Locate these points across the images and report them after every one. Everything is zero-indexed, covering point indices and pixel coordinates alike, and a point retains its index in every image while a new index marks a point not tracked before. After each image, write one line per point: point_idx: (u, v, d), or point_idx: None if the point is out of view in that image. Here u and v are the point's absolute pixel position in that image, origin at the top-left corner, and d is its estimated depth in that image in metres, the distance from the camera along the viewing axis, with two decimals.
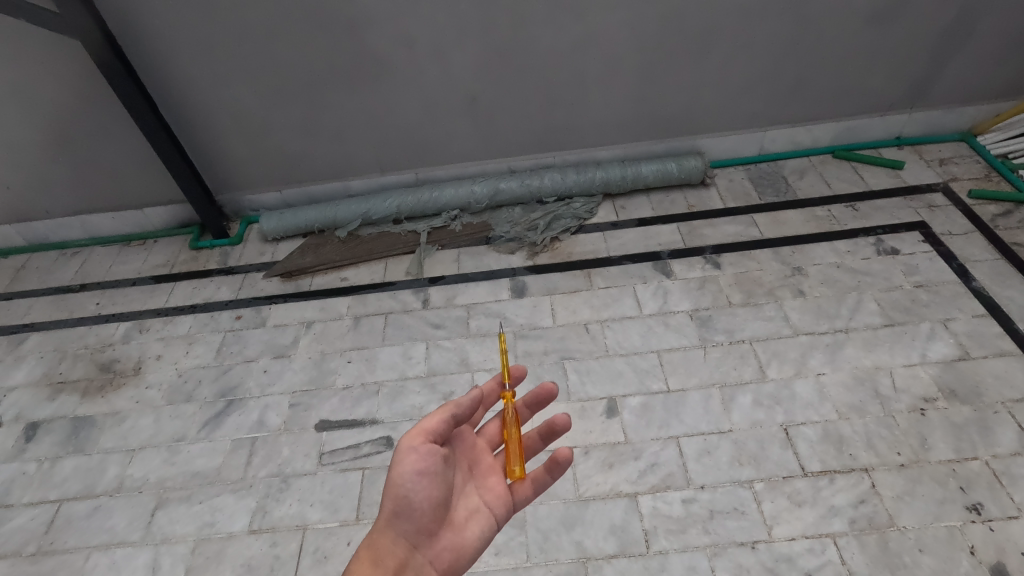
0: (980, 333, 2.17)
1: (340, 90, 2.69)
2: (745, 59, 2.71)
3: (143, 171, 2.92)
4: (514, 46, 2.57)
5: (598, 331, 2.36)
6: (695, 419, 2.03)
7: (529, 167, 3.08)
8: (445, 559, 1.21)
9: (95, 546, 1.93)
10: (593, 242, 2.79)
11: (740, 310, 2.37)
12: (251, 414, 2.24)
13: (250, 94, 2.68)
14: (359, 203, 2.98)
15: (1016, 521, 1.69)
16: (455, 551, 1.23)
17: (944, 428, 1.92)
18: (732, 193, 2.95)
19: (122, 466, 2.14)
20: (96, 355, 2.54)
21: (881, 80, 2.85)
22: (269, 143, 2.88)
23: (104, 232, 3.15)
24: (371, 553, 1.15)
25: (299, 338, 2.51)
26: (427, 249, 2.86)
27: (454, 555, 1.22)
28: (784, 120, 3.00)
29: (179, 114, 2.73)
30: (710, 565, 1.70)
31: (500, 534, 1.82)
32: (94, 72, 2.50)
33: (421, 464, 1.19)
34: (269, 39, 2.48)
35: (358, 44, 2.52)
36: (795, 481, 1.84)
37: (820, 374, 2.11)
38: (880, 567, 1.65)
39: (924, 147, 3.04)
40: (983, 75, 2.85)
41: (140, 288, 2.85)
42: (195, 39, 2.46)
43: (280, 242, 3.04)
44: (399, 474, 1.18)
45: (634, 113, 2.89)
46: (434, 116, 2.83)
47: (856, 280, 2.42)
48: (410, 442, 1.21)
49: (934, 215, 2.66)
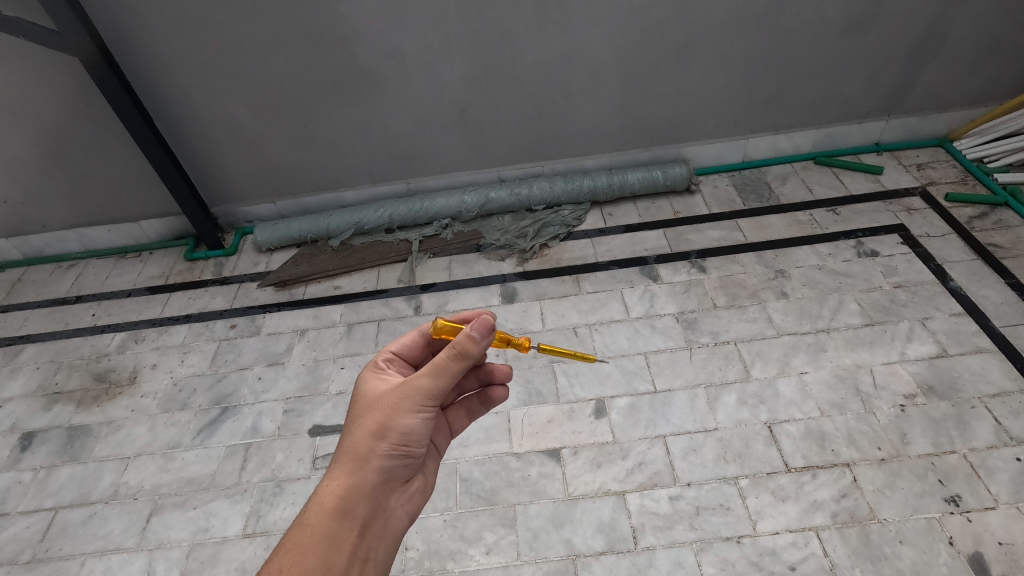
0: (957, 331, 2.23)
1: (331, 102, 2.75)
2: (724, 70, 2.79)
3: (138, 184, 2.97)
4: (500, 58, 2.64)
5: (587, 335, 2.41)
6: (682, 419, 2.08)
7: (518, 177, 3.15)
8: (410, 503, 1.21)
9: (90, 553, 1.95)
10: (581, 248, 2.85)
11: (724, 312, 2.43)
12: (245, 421, 2.27)
13: (243, 108, 2.74)
14: (352, 213, 3.03)
15: (993, 512, 1.74)
16: (420, 496, 1.24)
17: (923, 424, 1.97)
18: (716, 199, 3.03)
19: (117, 474, 2.16)
20: (92, 366, 2.57)
21: (858, 88, 2.93)
22: (262, 155, 2.94)
23: (99, 245, 3.19)
24: (340, 503, 1.04)
25: (293, 346, 2.54)
26: (419, 257, 2.92)
27: (419, 499, 1.24)
28: (765, 129, 3.09)
29: (175, 128, 2.78)
30: (696, 560, 1.73)
31: (491, 533, 1.85)
32: (90, 87, 2.55)
33: (428, 418, 1.16)
34: (260, 55, 2.55)
35: (348, 58, 2.59)
36: (779, 477, 1.88)
37: (802, 373, 2.16)
38: (861, 559, 1.68)
39: (902, 153, 3.13)
40: (958, 83, 2.94)
41: (135, 299, 2.89)
42: (189, 55, 2.52)
43: (274, 252, 3.09)
44: (402, 422, 1.13)
45: (619, 122, 2.97)
46: (424, 128, 2.89)
47: (837, 282, 2.48)
48: (423, 398, 1.14)
49: (912, 218, 2.73)
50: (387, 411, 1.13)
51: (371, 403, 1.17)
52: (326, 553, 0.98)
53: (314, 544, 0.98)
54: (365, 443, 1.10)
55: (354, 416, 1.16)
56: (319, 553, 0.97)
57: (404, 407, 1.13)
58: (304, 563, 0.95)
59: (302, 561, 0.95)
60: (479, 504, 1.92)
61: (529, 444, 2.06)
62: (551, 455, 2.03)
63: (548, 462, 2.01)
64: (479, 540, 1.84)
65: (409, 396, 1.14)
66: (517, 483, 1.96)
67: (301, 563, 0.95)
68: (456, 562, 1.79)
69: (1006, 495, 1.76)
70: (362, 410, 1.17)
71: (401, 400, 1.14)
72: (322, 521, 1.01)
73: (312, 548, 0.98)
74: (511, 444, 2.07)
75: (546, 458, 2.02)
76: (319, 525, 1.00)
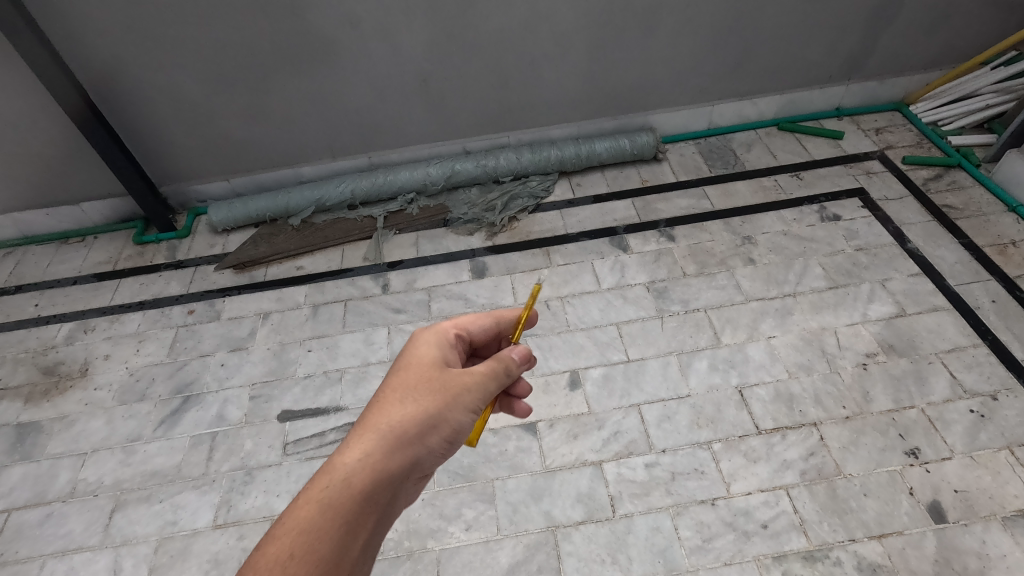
0: (915, 291, 2.30)
1: (285, 72, 2.60)
2: (690, 35, 2.76)
3: (77, 164, 2.77)
4: (463, 23, 2.53)
5: (559, 307, 2.39)
6: (655, 386, 2.10)
7: (484, 148, 3.08)
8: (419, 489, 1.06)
9: (50, 554, 1.86)
10: (550, 221, 2.81)
11: (694, 280, 2.44)
12: (210, 409, 2.19)
13: (189, 79, 2.56)
14: (312, 190, 2.91)
15: (949, 462, 1.82)
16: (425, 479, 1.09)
17: (884, 381, 2.04)
18: (684, 167, 3.02)
19: (74, 470, 2.05)
20: (39, 359, 2.42)
21: (820, 53, 2.94)
22: (213, 131, 2.78)
23: (38, 230, 2.99)
24: (369, 486, 0.88)
25: (256, 330, 2.45)
26: (384, 234, 2.83)
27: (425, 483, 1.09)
28: (730, 95, 3.09)
29: (114, 102, 2.59)
30: (673, 524, 1.77)
31: (470, 509, 1.84)
32: (14, 58, 2.33)
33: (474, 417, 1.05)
34: (205, 21, 2.37)
35: (300, 24, 2.43)
36: (750, 440, 1.93)
37: (770, 337, 2.21)
38: (829, 514, 1.74)
39: (862, 118, 3.19)
40: (914, 48, 2.98)
41: (82, 287, 2.72)
42: (124, 22, 2.32)
43: (230, 233, 2.95)
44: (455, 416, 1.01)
45: (585, 89, 2.92)
46: (384, 98, 2.78)
47: (802, 247, 2.52)
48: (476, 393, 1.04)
49: (871, 182, 2.79)
50: (441, 401, 1.01)
51: (419, 377, 1.02)
52: (339, 544, 0.82)
53: (328, 528, 0.81)
54: (407, 419, 0.95)
55: (393, 387, 1.00)
56: (332, 538, 0.82)
57: (455, 402, 1.01)
58: (316, 552, 0.79)
59: (311, 547, 0.79)
60: (457, 481, 1.91)
61: (506, 419, 2.05)
62: (527, 429, 2.02)
63: (524, 437, 2.00)
64: (458, 517, 1.83)
65: (464, 387, 1.03)
66: (494, 458, 1.95)
67: (312, 551, 0.79)
68: (437, 540, 1.78)
69: (961, 445, 1.85)
70: (412, 379, 1.01)
71: (459, 389, 1.02)
72: (345, 501, 0.85)
73: (326, 533, 0.81)
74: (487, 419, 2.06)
75: (522, 432, 2.01)
76: (341, 504, 0.84)
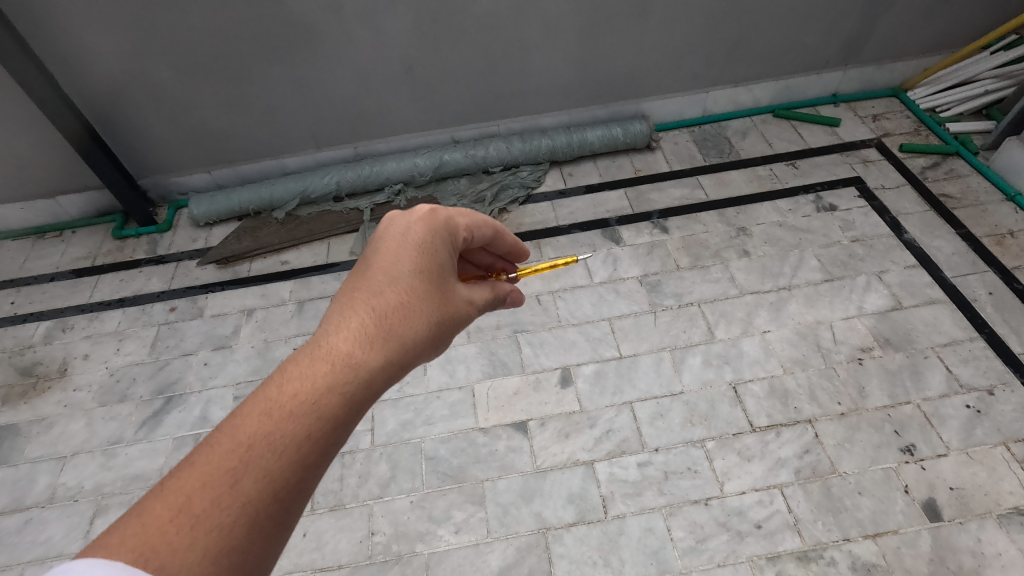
0: (912, 283, 2.26)
1: (266, 60, 2.50)
2: (684, 20, 2.68)
3: (51, 156, 2.67)
4: (450, 8, 2.43)
5: (550, 302, 2.34)
6: (648, 383, 2.06)
7: (473, 137, 3.00)
8: None
9: (30, 561, 1.81)
10: (541, 212, 2.75)
11: (688, 273, 2.40)
12: (193, 410, 2.14)
13: (166, 68, 2.46)
14: (296, 181, 2.83)
15: (945, 459, 1.80)
16: None
17: (880, 376, 2.01)
18: (678, 156, 2.96)
19: (53, 474, 2.00)
20: (16, 359, 2.35)
21: (817, 39, 2.87)
22: (193, 121, 2.68)
23: (13, 225, 2.89)
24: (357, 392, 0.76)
25: (240, 328, 2.39)
26: (371, 227, 2.77)
27: None
28: (725, 82, 3.02)
29: (87, 93, 2.49)
30: (666, 525, 1.74)
31: (460, 511, 1.81)
32: None
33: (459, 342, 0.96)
34: (180, 7, 2.26)
35: (280, 9, 2.33)
36: (744, 438, 1.90)
37: (765, 332, 2.17)
38: (824, 513, 1.72)
39: (859, 104, 3.13)
40: (913, 33, 2.92)
41: (60, 284, 2.64)
42: (95, 8, 2.21)
43: (213, 226, 2.88)
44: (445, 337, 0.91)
45: (577, 76, 2.84)
46: (369, 86, 2.69)
47: (798, 238, 2.47)
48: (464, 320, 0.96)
49: (868, 170, 2.74)
50: (440, 319, 0.90)
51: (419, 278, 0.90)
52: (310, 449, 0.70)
53: (308, 429, 0.69)
54: (403, 326, 0.84)
55: (391, 280, 0.87)
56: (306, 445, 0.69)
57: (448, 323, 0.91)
58: (286, 454, 0.67)
59: (284, 446, 0.67)
60: (446, 483, 1.87)
61: (496, 419, 2.01)
62: (518, 428, 1.98)
63: (515, 436, 1.96)
64: (448, 519, 1.79)
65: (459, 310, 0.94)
66: (484, 459, 1.92)
67: (283, 452, 0.66)
68: (426, 544, 1.75)
69: (957, 442, 1.83)
70: (410, 278, 0.89)
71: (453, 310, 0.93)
72: (330, 403, 0.72)
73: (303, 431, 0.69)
74: (476, 419, 2.01)
75: (513, 431, 1.97)
76: (324, 405, 0.71)
